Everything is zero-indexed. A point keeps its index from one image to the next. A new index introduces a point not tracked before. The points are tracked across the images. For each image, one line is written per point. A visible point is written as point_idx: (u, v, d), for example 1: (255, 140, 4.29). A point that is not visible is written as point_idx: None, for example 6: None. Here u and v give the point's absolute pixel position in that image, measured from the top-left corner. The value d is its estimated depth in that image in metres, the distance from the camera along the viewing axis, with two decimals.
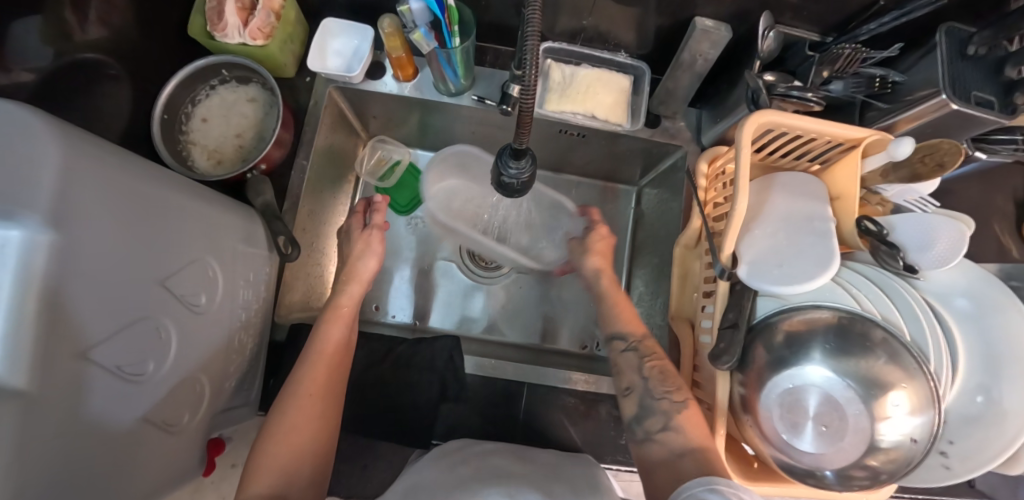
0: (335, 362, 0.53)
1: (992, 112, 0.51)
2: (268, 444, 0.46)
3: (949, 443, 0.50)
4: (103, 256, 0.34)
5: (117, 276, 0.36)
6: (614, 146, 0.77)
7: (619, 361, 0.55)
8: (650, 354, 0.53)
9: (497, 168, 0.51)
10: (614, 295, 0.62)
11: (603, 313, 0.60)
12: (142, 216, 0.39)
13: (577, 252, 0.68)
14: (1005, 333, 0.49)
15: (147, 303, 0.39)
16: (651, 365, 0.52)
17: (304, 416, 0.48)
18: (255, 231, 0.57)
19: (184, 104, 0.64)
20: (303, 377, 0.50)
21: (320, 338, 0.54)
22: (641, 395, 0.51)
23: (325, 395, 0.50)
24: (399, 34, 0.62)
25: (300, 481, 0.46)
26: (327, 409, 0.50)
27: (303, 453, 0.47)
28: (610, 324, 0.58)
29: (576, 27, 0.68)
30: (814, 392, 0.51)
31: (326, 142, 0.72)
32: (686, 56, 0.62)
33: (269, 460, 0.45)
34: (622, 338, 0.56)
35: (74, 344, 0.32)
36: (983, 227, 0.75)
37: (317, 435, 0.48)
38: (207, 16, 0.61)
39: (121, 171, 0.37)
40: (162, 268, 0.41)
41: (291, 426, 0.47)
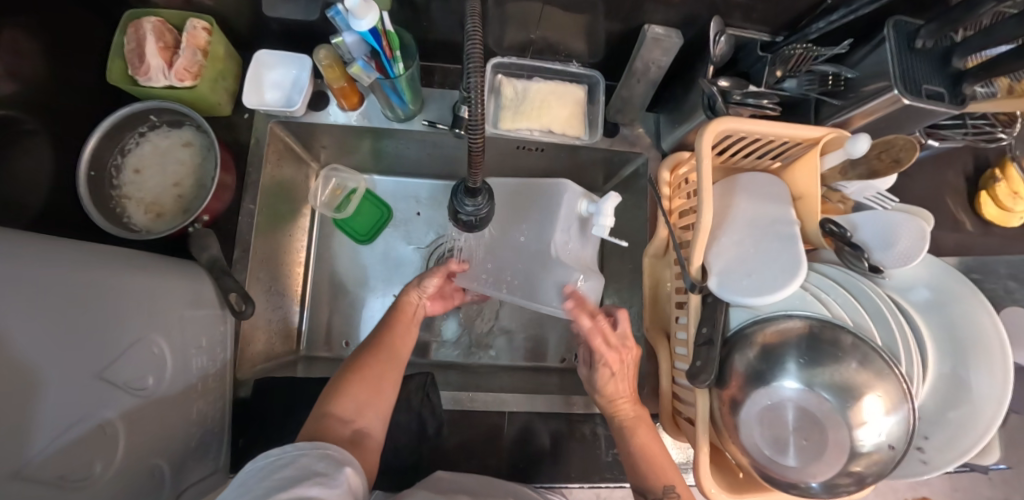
0: (406, 330, 0.56)
1: (942, 105, 0.51)
2: (343, 381, 0.49)
3: (924, 438, 0.51)
4: (28, 363, 0.31)
5: (48, 379, 0.32)
6: (574, 157, 0.75)
7: None
8: None
9: (454, 205, 0.49)
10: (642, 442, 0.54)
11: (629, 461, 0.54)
12: (72, 304, 0.35)
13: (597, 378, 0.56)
14: (967, 325, 0.49)
15: (89, 400, 0.36)
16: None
17: (370, 391, 0.49)
18: (202, 291, 0.53)
19: (112, 156, 0.59)
20: (380, 338, 0.54)
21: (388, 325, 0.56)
22: None
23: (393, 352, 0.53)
24: (339, 65, 0.59)
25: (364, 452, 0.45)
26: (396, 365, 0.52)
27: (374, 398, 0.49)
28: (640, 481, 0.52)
29: (524, 40, 0.66)
30: (791, 405, 0.49)
31: (273, 178, 0.68)
32: (639, 65, 0.60)
33: (342, 395, 0.47)
34: (647, 493, 0.52)
35: (5, 466, 0.29)
36: (938, 206, 0.76)
37: (386, 382, 0.50)
38: (126, 59, 0.56)
39: (37, 262, 0.33)
40: (99, 358, 0.37)
41: (362, 373, 0.50)
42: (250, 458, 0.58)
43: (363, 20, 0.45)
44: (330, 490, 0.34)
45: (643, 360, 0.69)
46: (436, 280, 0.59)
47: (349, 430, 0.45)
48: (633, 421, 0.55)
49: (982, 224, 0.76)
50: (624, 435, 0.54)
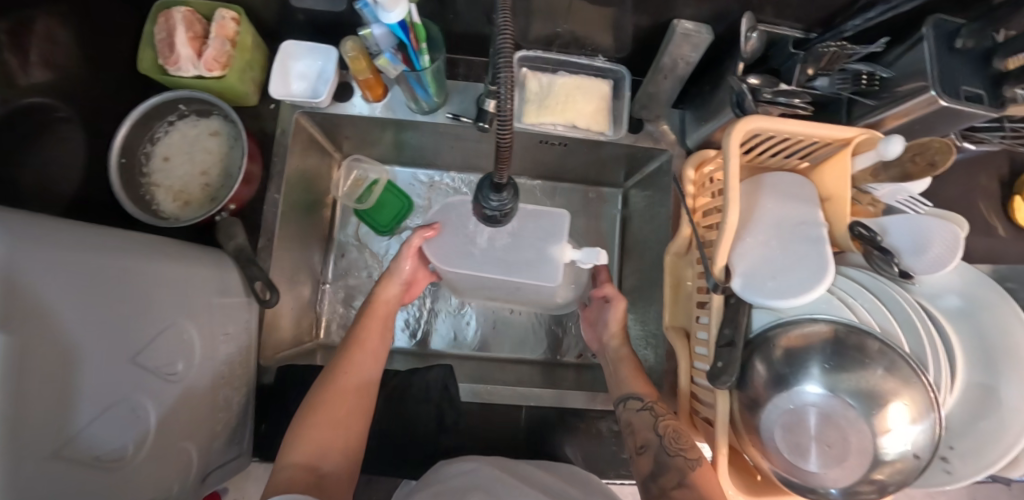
0: (374, 362, 0.55)
1: (982, 107, 0.50)
2: (299, 426, 0.48)
3: (949, 448, 0.50)
4: (67, 347, 0.31)
5: (85, 363, 0.33)
6: (596, 153, 0.75)
7: (632, 421, 0.56)
8: (664, 413, 0.56)
9: (478, 200, 0.48)
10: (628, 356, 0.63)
11: (618, 374, 0.62)
12: (105, 288, 0.36)
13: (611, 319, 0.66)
14: (997, 334, 0.49)
15: (121, 385, 0.37)
16: (665, 424, 0.54)
17: (338, 403, 0.50)
18: (228, 279, 0.54)
19: (142, 144, 0.60)
20: (347, 368, 0.53)
21: (359, 340, 0.57)
22: (655, 453, 0.53)
23: (360, 385, 0.52)
24: (365, 56, 0.59)
25: (332, 458, 0.47)
26: (363, 395, 0.52)
27: (338, 431, 0.48)
28: (623, 386, 0.60)
29: (550, 34, 0.65)
30: (813, 411, 0.48)
31: (299, 168, 0.69)
32: (667, 60, 0.60)
33: (300, 442, 0.47)
34: (637, 399, 0.58)
35: (44, 446, 0.29)
36: (971, 210, 0.74)
37: (349, 414, 0.50)
38: (157, 48, 0.57)
39: (75, 249, 0.34)
40: (131, 344, 0.38)
41: (324, 408, 0.49)
42: (272, 442, 0.59)
43: (392, 13, 0.46)
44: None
45: (661, 358, 0.68)
46: (411, 259, 0.62)
47: (310, 474, 0.45)
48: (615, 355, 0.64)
49: (1016, 230, 0.74)
50: (618, 360, 0.63)
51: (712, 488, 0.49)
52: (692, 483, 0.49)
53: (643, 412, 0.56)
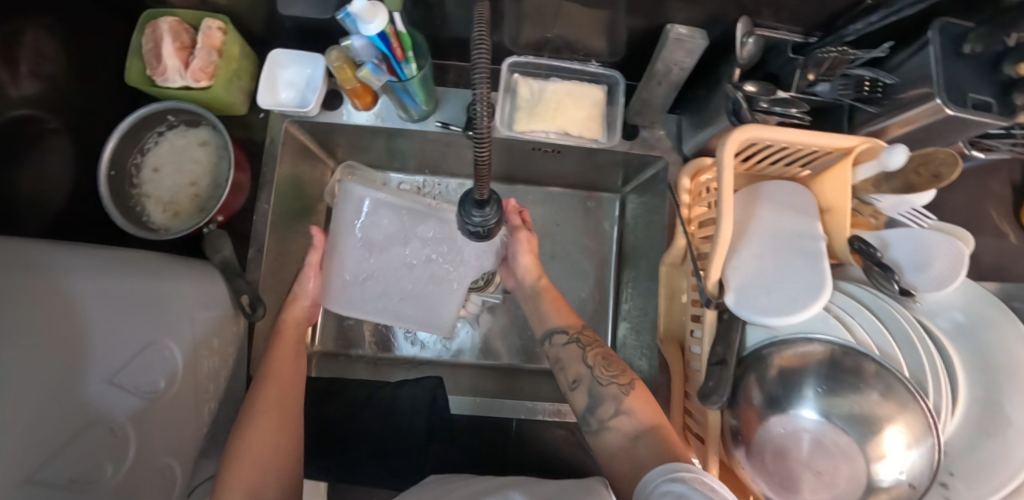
0: (288, 390, 0.52)
1: (991, 116, 0.47)
2: (227, 473, 0.44)
3: (949, 474, 0.48)
4: (37, 374, 0.31)
5: (53, 390, 0.33)
6: (590, 159, 0.73)
7: (562, 355, 0.55)
8: (590, 343, 0.55)
9: (461, 216, 0.47)
10: (537, 291, 0.63)
11: (540, 310, 0.61)
12: (77, 308, 0.35)
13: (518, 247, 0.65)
14: (1002, 356, 0.47)
15: (95, 407, 0.36)
16: (594, 353, 0.53)
17: (264, 426, 0.48)
18: (213, 292, 0.53)
19: (132, 156, 0.60)
20: (264, 405, 0.50)
21: (268, 362, 0.54)
22: (587, 385, 0.51)
23: (280, 413, 0.50)
24: (350, 66, 0.57)
25: (268, 485, 0.45)
26: (283, 424, 0.49)
27: (267, 467, 0.46)
28: (545, 322, 0.59)
29: (541, 39, 0.63)
30: (806, 435, 0.47)
31: (290, 174, 0.68)
32: (660, 66, 0.58)
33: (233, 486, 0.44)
34: (562, 332, 0.57)
35: (14, 472, 0.29)
36: (983, 218, 0.71)
37: (276, 448, 0.47)
38: (145, 59, 0.57)
39: (48, 270, 0.34)
40: (106, 366, 0.38)
41: (249, 443, 0.46)
42: None
43: (371, 25, 0.45)
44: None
45: (655, 369, 0.67)
46: (313, 277, 0.64)
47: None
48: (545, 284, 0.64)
49: None
50: (540, 293, 0.63)
51: (655, 416, 0.47)
52: (632, 410, 0.47)
53: (574, 341, 0.55)
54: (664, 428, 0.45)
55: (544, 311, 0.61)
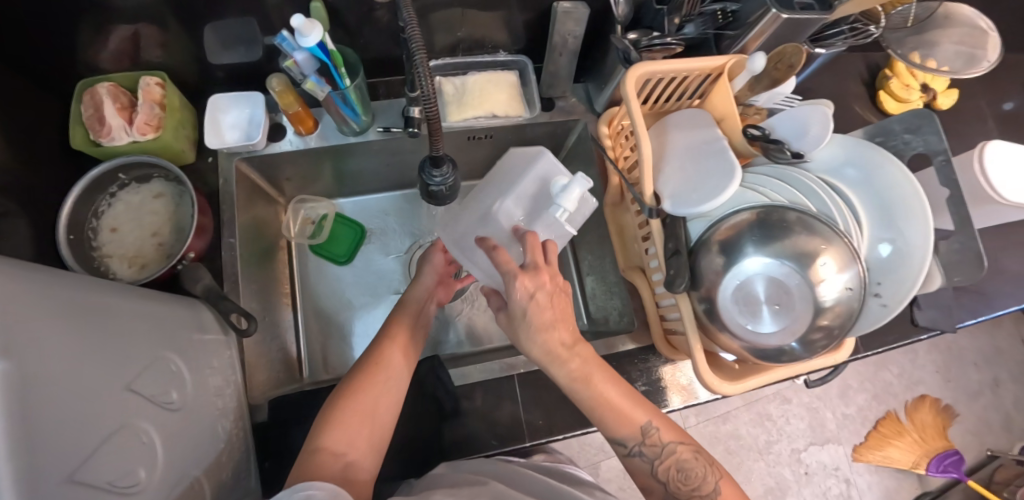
0: (402, 357, 0.55)
1: (814, 13, 0.59)
2: (333, 413, 0.48)
3: (878, 284, 0.56)
4: (67, 373, 0.32)
5: (86, 388, 0.34)
6: (524, 139, 0.81)
7: (628, 465, 0.51)
8: (659, 455, 0.49)
9: (422, 180, 0.53)
10: (592, 395, 0.48)
11: (593, 414, 0.50)
12: (91, 320, 0.37)
13: (520, 328, 0.47)
14: (887, 183, 0.56)
15: (121, 411, 0.37)
16: (665, 467, 0.50)
17: (371, 382, 0.50)
18: (203, 317, 0.54)
19: (88, 219, 0.61)
20: (377, 359, 0.53)
21: (384, 333, 0.57)
22: (663, 495, 0.50)
23: (395, 376, 0.53)
24: (291, 90, 0.62)
25: (360, 445, 0.47)
26: (390, 380, 0.52)
27: (364, 419, 0.48)
28: (608, 429, 0.50)
29: (453, 41, 0.72)
30: (759, 279, 0.55)
31: (249, 216, 0.72)
32: (557, 39, 0.67)
33: (336, 426, 0.47)
34: (621, 444, 0.50)
35: (62, 461, 0.30)
36: (846, 111, 0.88)
37: (385, 408, 0.50)
38: (86, 124, 0.59)
39: (60, 284, 0.36)
40: (124, 372, 0.39)
41: (354, 399, 0.49)
42: (279, 475, 0.59)
43: (309, 37, 0.51)
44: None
45: (628, 300, 0.72)
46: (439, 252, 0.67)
47: (342, 463, 0.45)
48: (584, 363, 0.48)
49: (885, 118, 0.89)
50: (597, 399, 0.49)
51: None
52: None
53: (646, 452, 0.49)
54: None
55: (597, 416, 0.50)
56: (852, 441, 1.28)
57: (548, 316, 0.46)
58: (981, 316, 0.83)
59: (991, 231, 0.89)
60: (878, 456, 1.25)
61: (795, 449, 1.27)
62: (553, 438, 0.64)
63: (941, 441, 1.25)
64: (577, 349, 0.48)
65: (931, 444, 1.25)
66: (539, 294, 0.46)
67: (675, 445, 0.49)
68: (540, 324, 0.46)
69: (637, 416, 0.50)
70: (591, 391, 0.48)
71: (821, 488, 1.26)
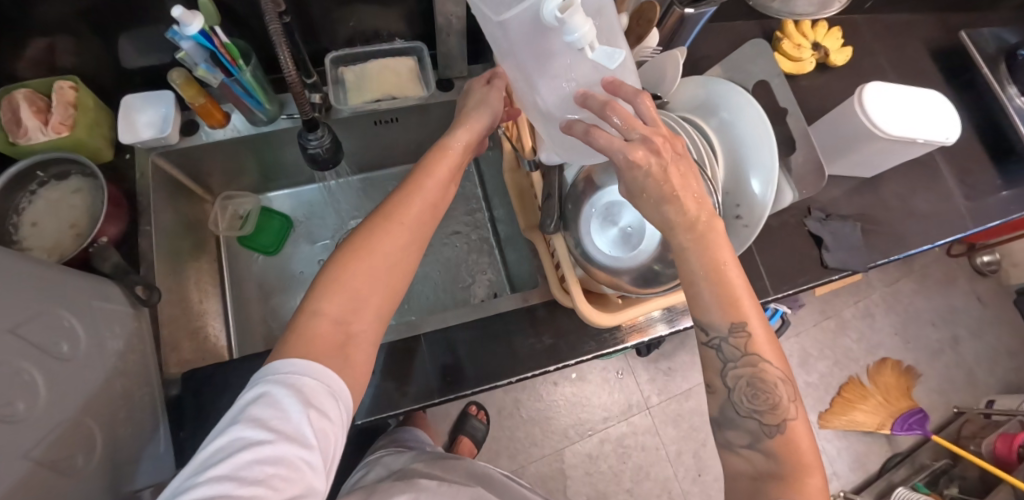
0: (430, 214, 0.51)
1: None
2: (337, 275, 0.45)
3: (737, 207, 0.58)
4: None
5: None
6: (433, 120, 0.85)
7: (704, 355, 0.48)
8: (740, 360, 0.45)
9: (301, 145, 0.57)
10: (705, 265, 0.44)
11: (692, 292, 0.46)
12: None
13: (640, 200, 0.45)
14: (737, 112, 0.58)
15: (3, 348, 0.41)
16: (737, 375, 0.46)
17: (390, 237, 0.47)
18: (110, 289, 0.58)
19: (9, 215, 0.65)
20: (402, 208, 0.49)
21: (423, 173, 0.51)
22: (725, 403, 0.48)
23: (416, 226, 0.49)
24: (193, 83, 0.67)
25: (366, 312, 0.45)
26: (412, 237, 0.49)
27: (372, 280, 0.46)
28: (702, 313, 0.46)
29: (351, 32, 0.77)
30: (618, 208, 0.57)
31: (172, 209, 0.76)
32: (441, 20, 0.72)
33: (338, 291, 0.44)
34: (708, 330, 0.46)
35: None
36: None
37: (396, 262, 0.47)
38: (3, 126, 0.64)
39: None
40: (11, 316, 0.42)
41: (372, 250, 0.46)
42: (193, 442, 0.62)
43: (192, 25, 0.56)
44: (331, 422, 0.39)
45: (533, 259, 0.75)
46: (499, 97, 0.56)
47: (343, 333, 0.43)
48: (703, 236, 0.44)
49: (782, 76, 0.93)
50: (712, 277, 0.44)
51: (798, 452, 0.44)
52: (770, 451, 0.45)
53: (725, 350, 0.46)
54: (804, 475, 0.43)
55: (694, 294, 0.46)
56: (818, 409, 1.27)
57: (665, 188, 0.43)
58: (894, 256, 0.85)
59: (897, 176, 0.92)
60: (843, 421, 1.24)
61: None
62: (461, 393, 0.66)
63: (905, 402, 1.25)
64: (678, 212, 0.44)
65: (896, 405, 1.24)
66: (657, 165, 0.43)
67: (758, 356, 0.45)
68: (655, 200, 0.44)
69: (745, 310, 0.45)
70: (709, 266, 0.44)
71: None
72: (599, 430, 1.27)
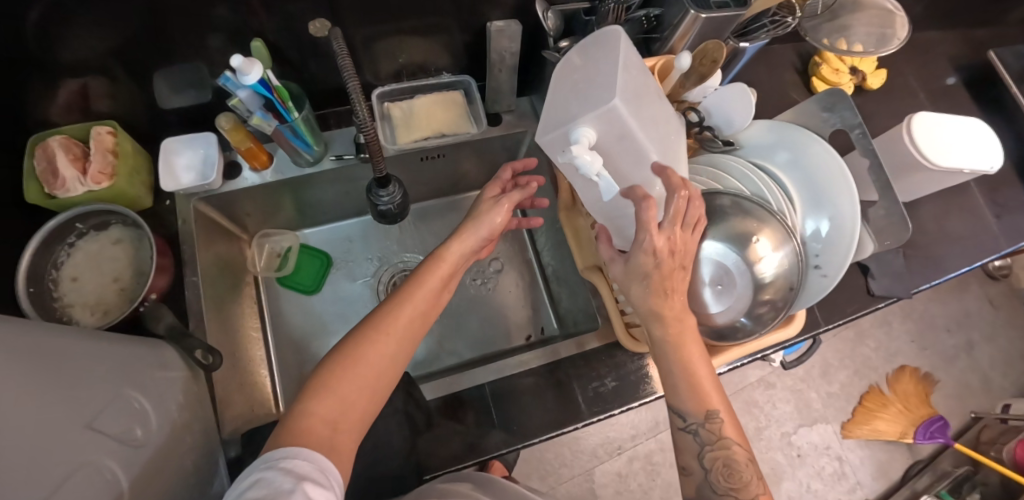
0: (419, 323, 0.51)
1: (729, 10, 0.63)
2: (326, 378, 0.44)
3: (817, 256, 0.59)
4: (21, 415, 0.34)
5: (44, 428, 0.35)
6: (479, 154, 0.84)
7: (680, 439, 0.50)
8: (712, 442, 0.48)
9: (370, 200, 0.55)
10: (682, 356, 0.48)
11: (665, 376, 0.49)
12: (49, 361, 0.38)
13: (634, 285, 0.48)
14: (813, 162, 0.60)
15: (83, 449, 0.38)
16: (714, 456, 0.48)
17: (381, 349, 0.47)
18: (166, 355, 0.55)
19: (46, 271, 0.60)
20: (395, 319, 0.49)
21: (417, 285, 0.53)
22: (700, 480, 0.49)
23: (404, 336, 0.49)
24: (241, 127, 0.64)
25: (352, 416, 0.44)
26: (401, 349, 0.49)
27: (365, 390, 0.45)
28: (674, 399, 0.49)
29: (396, 67, 0.75)
30: (704, 263, 0.57)
31: (210, 253, 0.72)
32: (494, 56, 0.70)
33: (327, 393, 0.43)
34: (679, 416, 0.49)
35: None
36: (782, 99, 0.92)
37: (382, 370, 0.47)
38: (38, 177, 0.59)
39: (17, 331, 0.37)
40: (83, 411, 0.40)
41: (364, 363, 0.46)
42: None
43: (250, 75, 0.53)
44: (326, 491, 0.37)
45: (590, 299, 0.74)
46: (503, 211, 0.60)
47: (331, 430, 0.42)
48: (678, 332, 0.48)
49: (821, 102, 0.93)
50: (684, 372, 0.49)
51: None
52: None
53: (701, 435, 0.48)
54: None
55: (670, 382, 0.49)
56: (840, 419, 1.30)
57: (657, 285, 0.47)
58: (935, 280, 0.86)
59: (932, 199, 0.93)
60: (865, 430, 1.27)
61: (785, 433, 1.30)
62: (529, 443, 0.65)
63: (924, 409, 1.28)
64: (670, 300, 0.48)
65: (915, 412, 1.27)
66: (666, 264, 0.46)
67: (730, 441, 0.48)
68: (649, 291, 0.47)
69: (715, 399, 0.48)
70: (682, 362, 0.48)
71: (815, 468, 1.27)
72: (628, 448, 1.28)
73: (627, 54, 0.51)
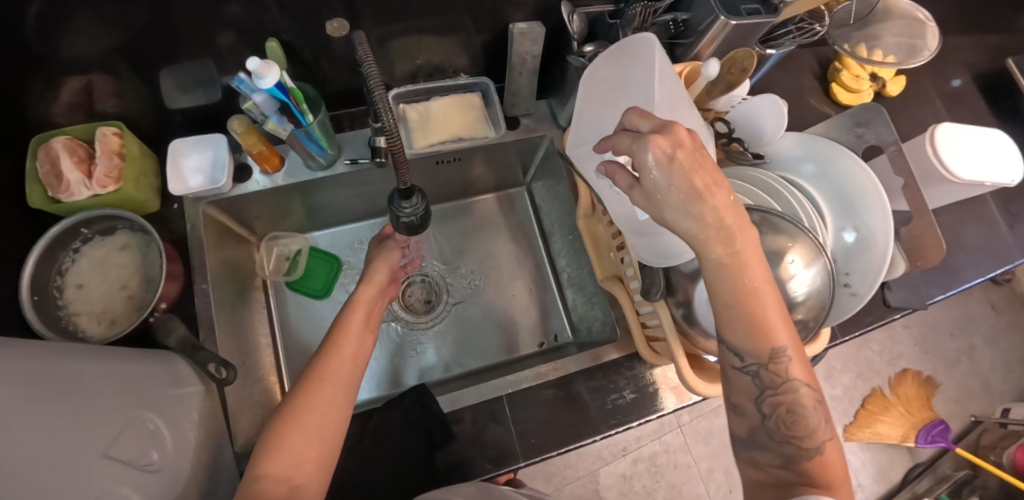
0: (351, 367, 0.54)
1: (760, 16, 0.61)
2: (277, 437, 0.45)
3: (847, 275, 0.58)
4: (33, 453, 0.32)
5: (62, 465, 0.34)
6: (494, 158, 0.82)
7: (731, 379, 0.42)
8: (777, 384, 0.39)
9: (392, 213, 0.53)
10: (738, 287, 0.38)
11: (719, 312, 0.40)
12: (61, 389, 0.37)
13: (662, 203, 0.38)
14: (843, 177, 0.59)
15: (100, 480, 0.37)
16: (776, 401, 0.40)
17: (320, 401, 0.49)
18: (178, 370, 0.53)
19: (51, 278, 0.58)
20: (325, 373, 0.51)
21: (336, 335, 0.56)
22: (757, 424, 0.41)
23: (340, 381, 0.51)
24: (253, 130, 0.62)
25: (305, 470, 0.44)
26: (337, 396, 0.50)
27: (316, 440, 0.46)
28: (729, 329, 0.40)
29: (413, 68, 0.73)
30: None
31: (220, 258, 0.70)
32: (515, 59, 0.68)
33: (278, 451, 0.44)
34: (738, 355, 0.40)
35: None
36: (801, 105, 0.91)
37: (327, 421, 0.48)
38: (42, 180, 0.56)
39: (29, 359, 0.36)
40: (99, 440, 0.38)
41: (304, 413, 0.47)
42: None
43: (266, 78, 0.51)
44: None
45: (609, 309, 0.73)
46: (385, 268, 0.68)
47: (287, 488, 0.42)
48: (738, 250, 0.38)
49: (840, 108, 0.92)
50: (746, 300, 0.38)
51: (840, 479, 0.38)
52: (804, 474, 0.38)
53: (763, 378, 0.39)
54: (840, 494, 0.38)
55: (728, 313, 0.39)
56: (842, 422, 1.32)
57: (695, 184, 0.36)
58: (951, 290, 0.85)
59: (948, 207, 0.93)
60: (867, 434, 1.27)
61: None
62: (547, 456, 0.64)
63: (926, 413, 1.29)
64: (710, 221, 0.37)
65: (917, 416, 1.28)
66: (684, 157, 0.36)
67: (800, 383, 0.39)
68: (684, 197, 0.37)
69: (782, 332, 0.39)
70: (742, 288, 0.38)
71: None
72: (633, 450, 1.28)
73: (663, 65, 0.48)
